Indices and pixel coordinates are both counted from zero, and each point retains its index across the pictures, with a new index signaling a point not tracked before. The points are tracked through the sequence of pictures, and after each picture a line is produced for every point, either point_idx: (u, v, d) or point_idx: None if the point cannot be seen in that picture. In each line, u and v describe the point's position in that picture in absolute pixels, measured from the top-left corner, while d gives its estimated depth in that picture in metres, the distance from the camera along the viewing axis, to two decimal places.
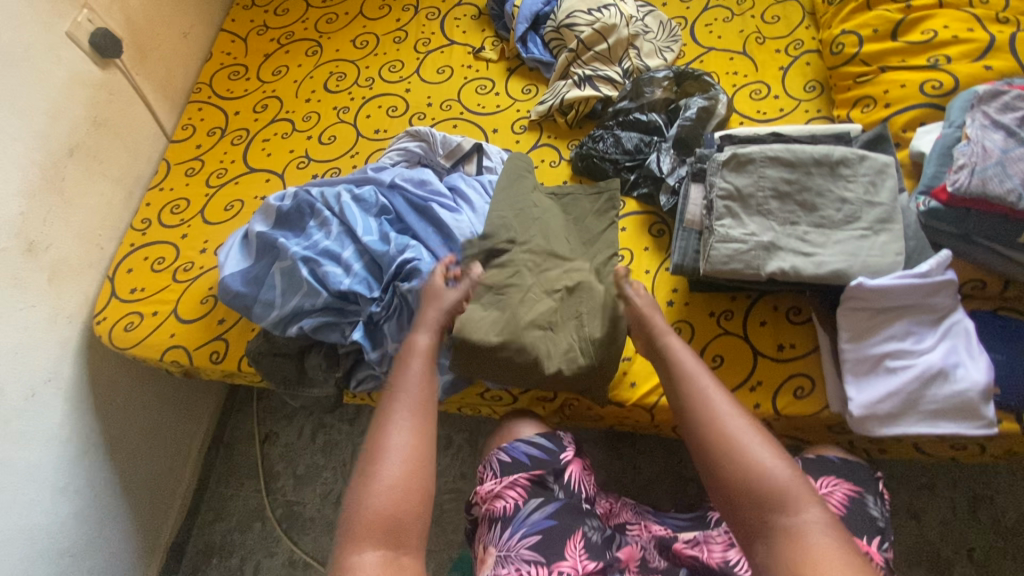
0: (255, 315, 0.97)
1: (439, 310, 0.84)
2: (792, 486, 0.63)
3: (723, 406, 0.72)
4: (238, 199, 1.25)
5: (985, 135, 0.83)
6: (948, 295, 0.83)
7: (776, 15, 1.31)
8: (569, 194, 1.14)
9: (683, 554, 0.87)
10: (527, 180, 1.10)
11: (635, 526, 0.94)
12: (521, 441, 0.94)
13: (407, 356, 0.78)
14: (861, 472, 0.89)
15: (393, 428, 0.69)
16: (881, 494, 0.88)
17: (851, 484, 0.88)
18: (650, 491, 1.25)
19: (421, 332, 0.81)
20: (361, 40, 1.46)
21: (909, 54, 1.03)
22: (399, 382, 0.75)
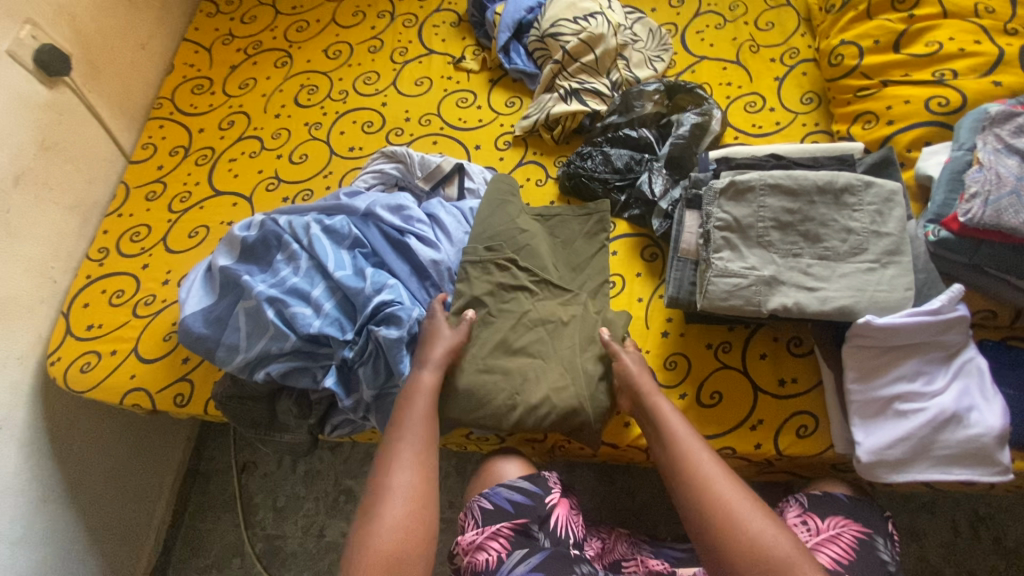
0: (218, 360, 0.90)
1: (444, 349, 0.84)
2: (789, 558, 0.63)
3: (716, 473, 0.71)
4: (203, 225, 1.16)
5: (998, 161, 0.78)
6: (960, 331, 0.77)
7: (770, 21, 1.25)
8: (557, 215, 1.07)
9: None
10: (511, 205, 1.02)
11: (630, 561, 0.88)
12: (503, 486, 0.86)
13: (409, 395, 0.80)
14: (869, 511, 0.81)
15: (397, 469, 0.73)
16: (892, 535, 0.80)
17: (860, 525, 0.80)
18: (647, 520, 1.20)
19: (426, 369, 0.82)
20: (334, 49, 1.37)
21: (913, 68, 0.98)
22: (404, 422, 0.77)
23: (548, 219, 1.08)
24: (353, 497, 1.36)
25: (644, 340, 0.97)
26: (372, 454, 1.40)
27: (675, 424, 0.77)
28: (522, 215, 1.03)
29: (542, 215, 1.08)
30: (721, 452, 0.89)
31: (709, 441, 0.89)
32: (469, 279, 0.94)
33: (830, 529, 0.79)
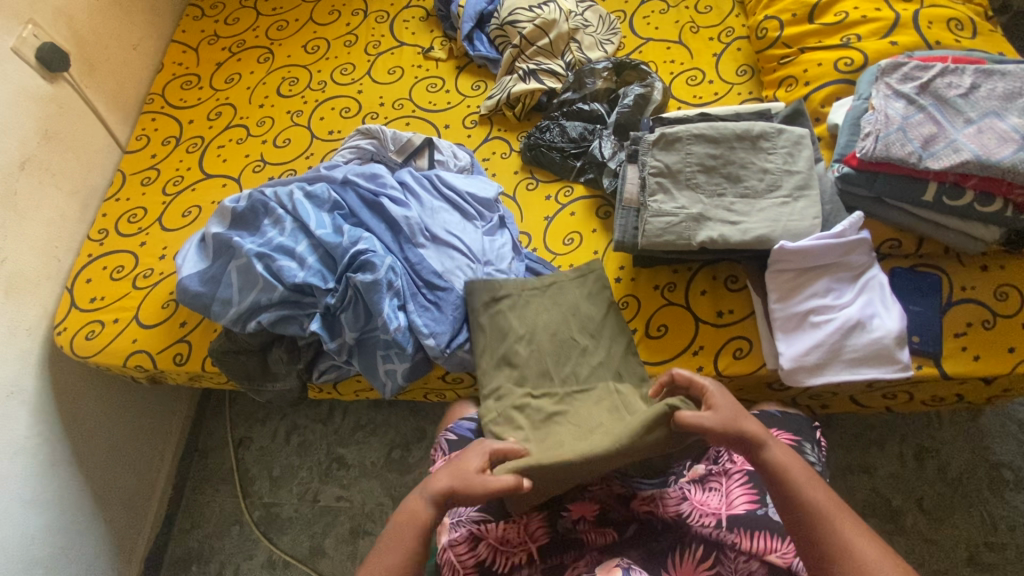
0: (214, 314, 1.00)
1: (449, 477, 0.74)
2: None
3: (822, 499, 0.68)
4: (196, 205, 1.26)
5: (888, 104, 0.90)
6: (863, 252, 0.89)
7: (708, 5, 1.38)
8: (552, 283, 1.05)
9: (640, 508, 0.83)
10: (502, 312, 1.00)
11: (596, 484, 0.86)
12: (466, 419, 0.96)
13: (401, 520, 0.73)
14: (801, 423, 0.92)
15: None
16: (819, 443, 0.90)
17: (791, 434, 0.91)
18: None
19: (424, 500, 0.74)
20: (312, 45, 1.49)
21: (824, 35, 1.11)
22: (387, 549, 0.72)
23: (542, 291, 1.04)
24: (344, 464, 1.45)
25: None
26: (361, 424, 1.49)
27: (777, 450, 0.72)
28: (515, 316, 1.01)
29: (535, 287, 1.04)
30: None
31: (659, 367, 1.00)
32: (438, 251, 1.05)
33: None
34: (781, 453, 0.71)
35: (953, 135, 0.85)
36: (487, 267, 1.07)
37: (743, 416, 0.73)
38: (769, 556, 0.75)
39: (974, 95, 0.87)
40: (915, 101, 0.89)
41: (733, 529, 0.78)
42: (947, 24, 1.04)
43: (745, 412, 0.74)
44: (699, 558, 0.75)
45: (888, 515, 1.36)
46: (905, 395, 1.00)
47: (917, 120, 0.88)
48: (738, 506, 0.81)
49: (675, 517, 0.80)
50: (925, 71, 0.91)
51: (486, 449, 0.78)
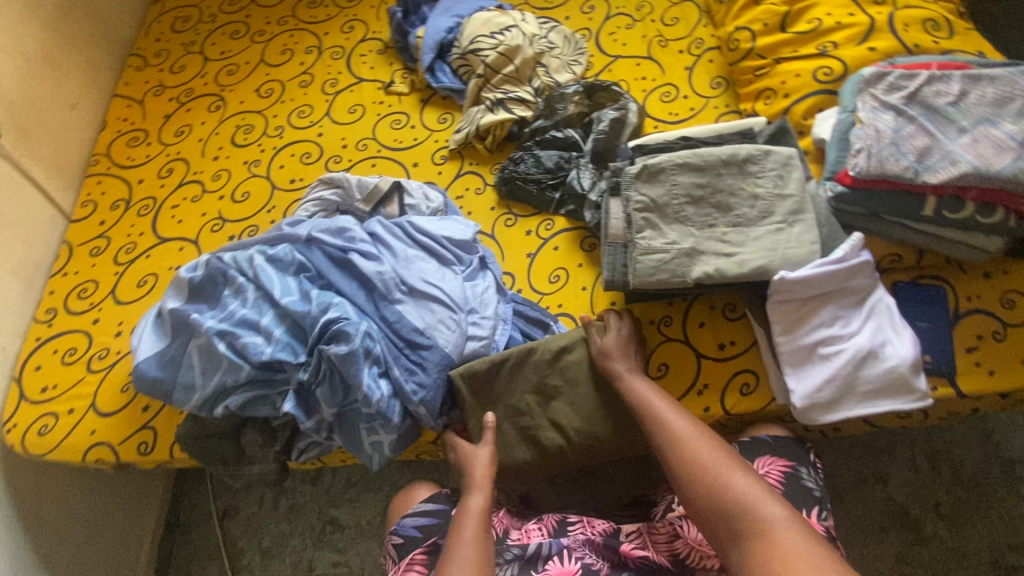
0: (176, 400, 0.91)
1: (482, 469, 0.85)
2: (707, 461, 0.71)
3: (672, 414, 0.79)
4: (152, 273, 1.17)
5: (876, 117, 0.86)
6: (866, 275, 0.84)
7: (675, 17, 1.34)
8: (568, 346, 0.95)
9: (634, 557, 0.85)
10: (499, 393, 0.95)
11: (577, 524, 0.91)
12: (408, 516, 0.89)
13: (460, 517, 0.77)
14: (793, 446, 0.89)
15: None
16: (814, 464, 0.88)
17: (784, 460, 0.87)
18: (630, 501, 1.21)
19: (473, 493, 0.81)
20: (265, 88, 1.41)
21: (799, 44, 1.06)
22: (459, 545, 0.72)
23: (554, 361, 0.96)
24: (339, 526, 1.36)
25: None
26: (354, 480, 1.40)
27: (643, 386, 0.85)
28: (520, 394, 0.95)
29: (550, 353, 0.95)
30: None
31: None
32: (417, 305, 0.96)
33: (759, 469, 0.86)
34: (638, 380, 0.86)
35: (948, 146, 0.81)
36: (472, 315, 0.99)
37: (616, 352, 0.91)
38: None
39: (964, 102, 0.83)
40: (904, 112, 0.85)
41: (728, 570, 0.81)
42: (923, 25, 1.01)
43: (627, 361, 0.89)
44: None
45: (908, 524, 1.32)
46: (920, 414, 0.96)
47: (909, 132, 0.83)
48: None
49: (671, 560, 0.84)
50: (911, 79, 0.86)
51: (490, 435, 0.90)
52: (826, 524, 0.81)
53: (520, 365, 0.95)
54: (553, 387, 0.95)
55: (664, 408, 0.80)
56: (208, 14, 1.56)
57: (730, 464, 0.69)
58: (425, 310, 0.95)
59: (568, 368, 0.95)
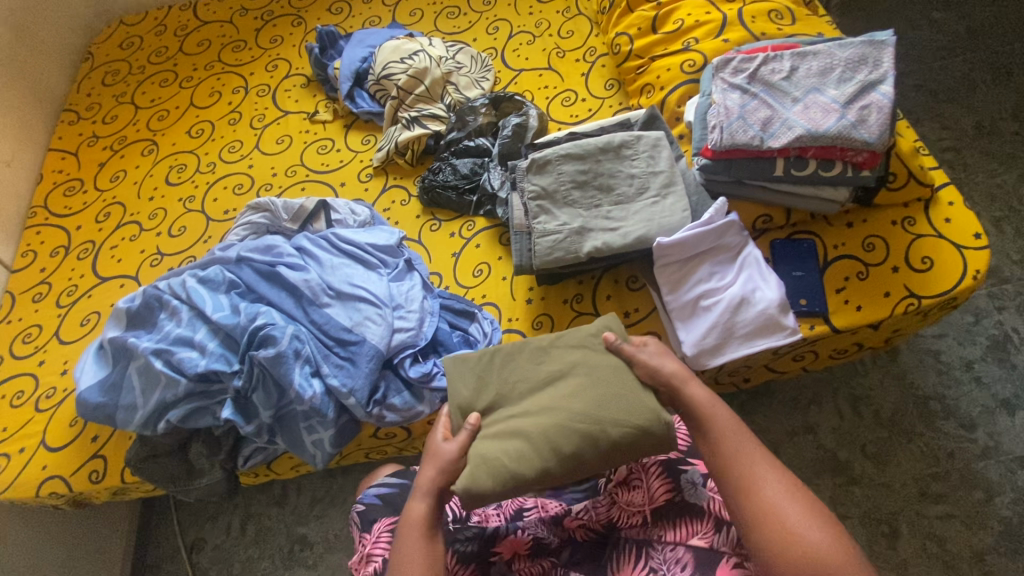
0: (120, 422, 0.96)
1: (438, 471, 0.74)
2: (792, 516, 0.60)
3: (746, 443, 0.68)
4: (95, 311, 1.22)
5: (726, 96, 0.98)
6: (735, 233, 0.96)
7: (570, 30, 1.47)
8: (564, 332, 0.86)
9: (572, 525, 0.80)
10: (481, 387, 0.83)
11: (531, 509, 0.84)
12: (371, 488, 0.92)
13: (402, 531, 0.70)
14: None
15: None
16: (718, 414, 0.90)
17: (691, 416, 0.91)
18: None
19: (417, 500, 0.72)
20: (197, 128, 1.49)
21: (668, 43, 1.20)
22: (401, 571, 0.67)
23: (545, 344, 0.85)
24: (307, 544, 1.39)
25: (513, 311, 1.12)
26: (319, 497, 1.43)
27: (708, 403, 0.72)
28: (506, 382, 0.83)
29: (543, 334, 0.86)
30: None
31: None
32: (345, 307, 1.03)
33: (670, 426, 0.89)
34: (700, 394, 0.73)
35: (785, 114, 0.94)
36: (398, 310, 1.05)
37: (669, 357, 0.78)
38: (692, 541, 0.73)
39: (795, 76, 0.96)
40: (747, 90, 0.97)
41: (654, 524, 0.76)
42: (768, 16, 1.15)
43: (688, 374, 0.76)
44: (630, 559, 0.74)
45: (838, 467, 1.37)
46: (811, 354, 1.06)
47: (753, 105, 0.96)
48: (660, 497, 0.78)
49: (607, 524, 0.79)
50: (750, 62, 0.99)
51: (463, 442, 0.77)
52: None
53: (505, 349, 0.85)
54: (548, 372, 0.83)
55: (736, 435, 0.68)
56: (137, 67, 1.64)
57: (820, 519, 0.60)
58: (353, 312, 1.02)
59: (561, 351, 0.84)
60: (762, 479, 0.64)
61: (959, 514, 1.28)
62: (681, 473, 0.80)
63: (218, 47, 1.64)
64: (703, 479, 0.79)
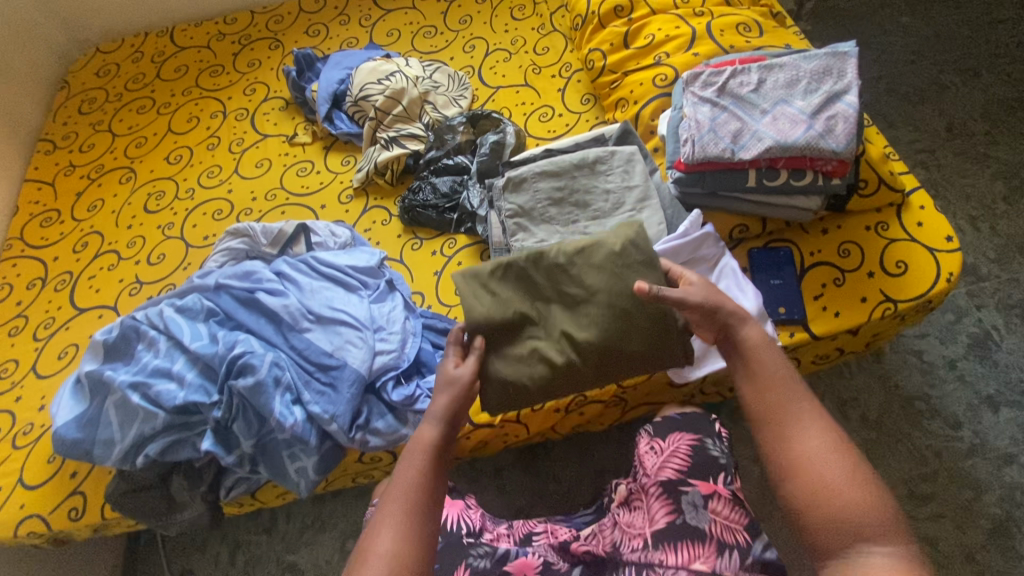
0: (97, 457, 0.95)
1: (451, 399, 0.77)
2: (826, 462, 0.66)
3: (795, 393, 0.72)
4: (73, 344, 1.20)
5: (697, 110, 0.99)
6: (712, 244, 0.97)
7: (545, 46, 1.49)
8: (585, 249, 0.91)
9: (578, 551, 0.90)
10: (502, 304, 0.90)
11: (541, 534, 0.96)
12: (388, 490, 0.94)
13: (410, 452, 0.73)
14: (699, 421, 0.99)
15: (386, 532, 0.65)
16: (720, 434, 0.97)
17: (693, 434, 0.97)
18: (576, 492, 1.28)
19: (430, 424, 0.75)
20: (175, 154, 1.48)
21: (640, 58, 1.22)
22: (403, 482, 0.70)
23: (568, 267, 0.91)
24: (298, 572, 1.37)
25: None
26: (308, 523, 1.41)
27: (761, 346, 0.76)
28: (532, 300, 0.91)
29: (565, 254, 0.91)
30: (577, 400, 1.02)
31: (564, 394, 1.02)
32: (326, 331, 1.02)
33: (670, 446, 0.96)
34: (757, 335, 0.77)
35: (755, 126, 0.95)
36: (379, 332, 1.05)
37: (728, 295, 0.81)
38: (693, 564, 0.83)
39: (763, 88, 0.97)
40: (717, 103, 0.98)
41: (659, 547, 0.86)
42: (736, 29, 1.17)
43: (745, 316, 0.79)
44: None
45: None
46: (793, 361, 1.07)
47: (724, 118, 0.97)
48: (660, 520, 0.89)
49: (609, 549, 0.90)
50: (719, 75, 1.01)
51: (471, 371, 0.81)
52: (733, 488, 0.91)
53: (529, 272, 0.91)
54: (572, 294, 0.91)
55: (785, 381, 0.73)
56: (114, 94, 1.64)
57: (855, 473, 0.64)
58: (333, 336, 1.02)
59: (583, 276, 0.90)
60: (803, 424, 0.69)
61: (948, 514, 1.28)
62: (682, 495, 0.89)
63: (196, 72, 1.64)
64: (702, 500, 0.89)
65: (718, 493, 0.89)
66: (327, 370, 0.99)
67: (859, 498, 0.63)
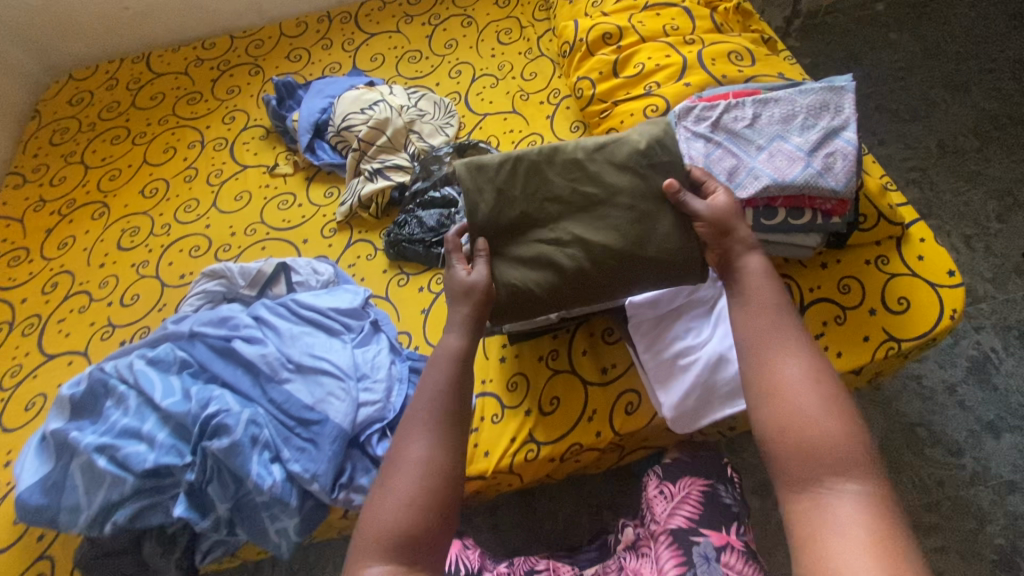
0: (63, 525, 0.89)
1: (472, 309, 0.82)
2: (802, 385, 0.69)
3: (785, 321, 0.75)
4: (40, 393, 1.14)
5: (690, 146, 0.96)
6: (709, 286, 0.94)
7: (533, 72, 1.45)
8: (606, 146, 0.90)
9: None
10: (517, 197, 0.88)
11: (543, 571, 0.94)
12: None
13: (436, 361, 0.80)
14: (711, 466, 0.96)
15: (411, 442, 0.72)
16: (733, 480, 0.94)
17: (704, 479, 0.94)
18: (572, 531, 1.23)
19: (451, 334, 0.81)
20: (150, 188, 1.43)
21: (630, 87, 1.18)
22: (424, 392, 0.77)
23: (587, 163, 0.89)
24: None
25: (486, 371, 1.06)
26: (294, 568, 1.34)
27: (759, 275, 0.79)
28: (541, 198, 0.89)
29: (585, 151, 0.89)
30: (572, 449, 0.98)
31: (559, 443, 0.98)
32: (306, 382, 0.97)
33: (680, 491, 0.93)
34: (756, 262, 0.80)
35: (750, 163, 0.92)
36: (363, 381, 1.00)
37: (744, 224, 0.83)
38: None
39: (758, 123, 0.94)
40: (711, 138, 0.95)
41: None
42: (728, 58, 1.14)
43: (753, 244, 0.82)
44: None
45: None
46: None
47: (718, 155, 0.94)
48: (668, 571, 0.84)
49: None
50: (713, 109, 0.97)
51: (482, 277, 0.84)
52: (745, 539, 0.87)
53: (543, 167, 0.88)
54: (587, 193, 0.89)
55: (774, 308, 0.76)
56: (87, 123, 1.58)
57: (832, 406, 0.67)
58: (314, 387, 0.97)
59: (601, 175, 0.89)
60: (796, 356, 0.71)
61: (953, 547, 1.24)
62: (693, 545, 0.85)
63: (174, 100, 1.59)
64: (714, 551, 0.84)
65: (731, 545, 0.85)
66: (308, 425, 0.94)
67: (831, 429, 0.65)
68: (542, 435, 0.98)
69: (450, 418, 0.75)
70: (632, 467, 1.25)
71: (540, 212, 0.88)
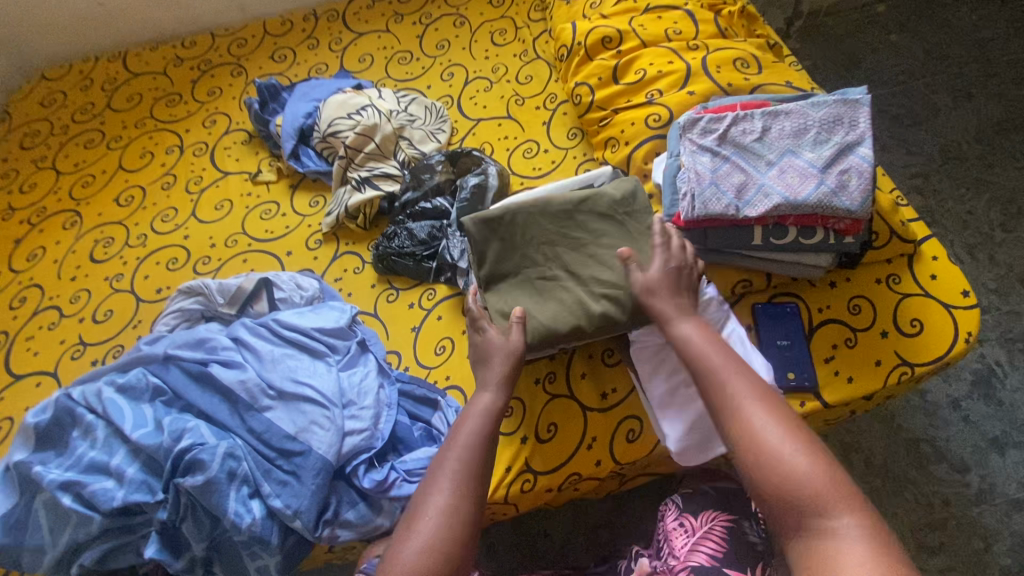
0: (26, 567, 0.83)
1: (506, 364, 0.81)
2: (771, 445, 0.61)
3: (736, 382, 0.68)
4: (6, 418, 1.08)
5: (695, 160, 0.91)
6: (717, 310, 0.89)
7: (528, 75, 1.39)
8: (590, 197, 0.92)
9: None
10: (508, 249, 0.92)
11: None
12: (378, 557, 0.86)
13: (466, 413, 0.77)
14: (734, 500, 0.90)
15: (434, 488, 0.69)
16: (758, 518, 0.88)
17: (727, 514, 0.88)
18: (569, 555, 1.18)
19: (484, 390, 0.79)
20: (126, 196, 1.36)
21: (631, 94, 1.13)
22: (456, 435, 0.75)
23: (575, 213, 0.92)
24: None
25: None
26: None
27: (696, 343, 0.74)
28: (536, 245, 0.92)
29: (571, 201, 0.92)
30: (570, 480, 0.93)
31: (557, 473, 0.93)
32: (288, 410, 0.91)
33: (703, 526, 0.87)
34: (686, 328, 0.76)
35: (760, 179, 0.87)
36: (349, 408, 0.94)
37: (659, 292, 0.80)
38: None
39: (768, 137, 0.89)
40: (718, 153, 0.90)
41: None
42: (733, 65, 1.09)
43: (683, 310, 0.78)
44: None
45: None
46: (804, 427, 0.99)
47: (725, 170, 0.89)
48: None
49: None
50: (720, 122, 0.92)
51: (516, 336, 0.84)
52: None
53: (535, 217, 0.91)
54: (577, 238, 0.91)
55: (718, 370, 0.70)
56: (60, 126, 1.50)
57: (798, 444, 0.60)
58: (297, 415, 0.91)
59: (588, 223, 0.92)
60: (755, 408, 0.64)
61: (960, 568, 1.20)
62: None
63: (151, 102, 1.51)
64: None
65: None
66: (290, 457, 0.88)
67: (803, 472, 0.58)
68: (539, 464, 0.93)
69: (483, 469, 0.71)
70: (631, 488, 1.20)
71: (534, 256, 0.91)
